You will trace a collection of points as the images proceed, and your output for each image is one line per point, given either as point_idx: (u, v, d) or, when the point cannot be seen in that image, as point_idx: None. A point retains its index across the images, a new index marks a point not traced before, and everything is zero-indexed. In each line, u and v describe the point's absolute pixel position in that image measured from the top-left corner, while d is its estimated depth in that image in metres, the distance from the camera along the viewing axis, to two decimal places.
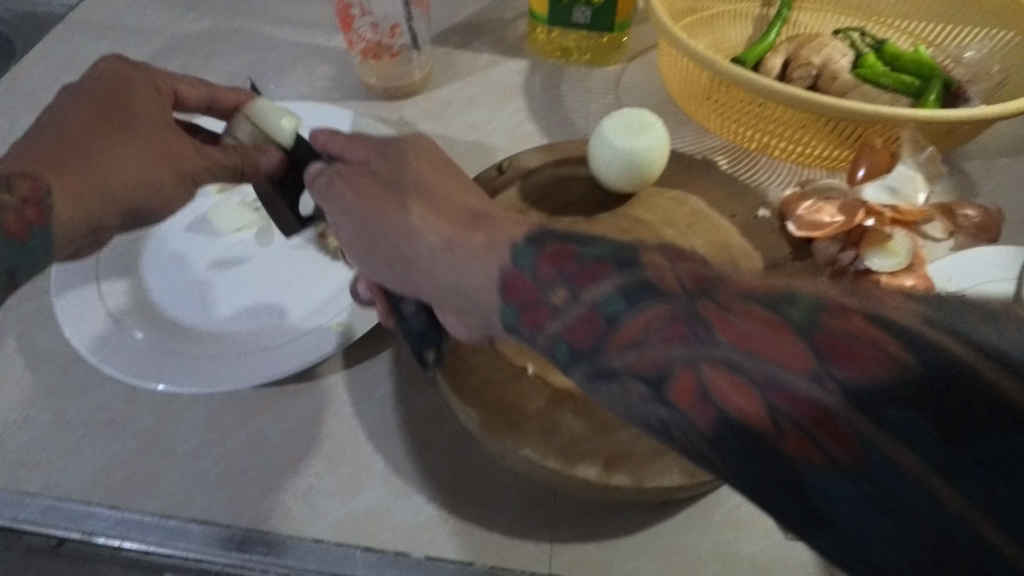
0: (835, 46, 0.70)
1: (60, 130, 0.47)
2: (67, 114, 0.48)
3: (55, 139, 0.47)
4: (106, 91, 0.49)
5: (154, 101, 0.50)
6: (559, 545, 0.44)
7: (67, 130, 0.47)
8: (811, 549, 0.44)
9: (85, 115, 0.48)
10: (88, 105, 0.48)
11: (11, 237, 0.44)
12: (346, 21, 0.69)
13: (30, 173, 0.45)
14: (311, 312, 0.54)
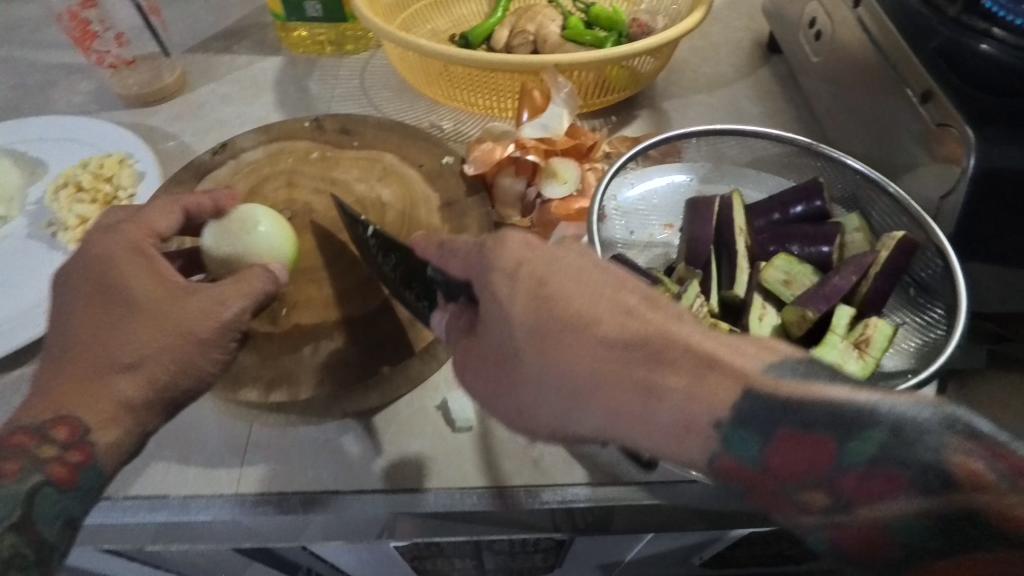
0: (545, 14, 0.79)
1: (60, 350, 0.44)
2: (54, 335, 0.45)
3: (61, 361, 0.43)
4: (89, 289, 0.45)
5: (143, 272, 0.45)
6: (251, 468, 0.49)
7: (71, 356, 0.43)
8: (474, 436, 0.51)
9: (150, 318, 0.43)
10: (81, 305, 0.44)
11: (57, 487, 0.41)
12: (83, 38, 0.73)
13: (51, 418, 0.41)
14: (35, 301, 0.58)
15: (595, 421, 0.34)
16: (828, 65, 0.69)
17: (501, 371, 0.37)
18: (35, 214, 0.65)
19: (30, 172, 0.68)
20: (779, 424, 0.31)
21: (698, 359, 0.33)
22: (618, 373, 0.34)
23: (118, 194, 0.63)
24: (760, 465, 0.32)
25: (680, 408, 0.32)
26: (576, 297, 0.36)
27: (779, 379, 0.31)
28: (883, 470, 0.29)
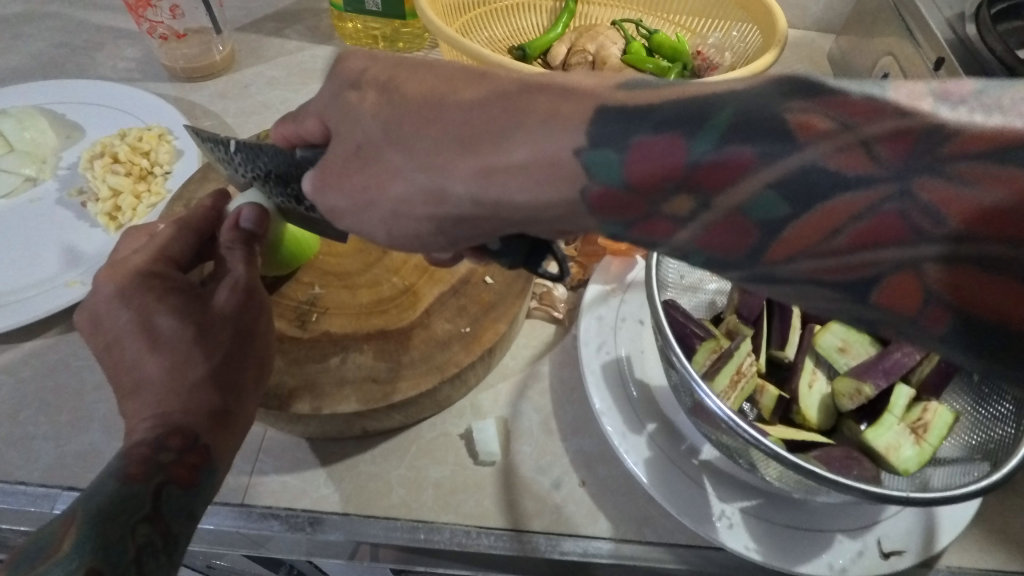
0: (607, 35, 0.76)
1: (137, 376, 0.41)
2: (117, 365, 0.42)
3: (147, 382, 0.41)
4: (134, 313, 0.42)
5: (173, 291, 0.44)
6: (261, 478, 0.47)
7: (154, 373, 0.41)
8: (496, 471, 0.48)
9: (208, 325, 0.43)
10: (133, 329, 0.42)
11: (180, 486, 0.38)
12: (135, 5, 0.71)
13: (164, 430, 0.39)
14: (58, 272, 0.56)
15: (467, 178, 0.30)
16: None
17: (363, 171, 0.33)
18: (67, 179, 0.63)
19: (67, 135, 0.66)
20: (633, 131, 0.26)
21: (554, 91, 0.29)
22: (481, 127, 0.29)
23: (154, 170, 0.61)
24: (624, 184, 0.27)
25: (533, 144, 0.28)
26: (422, 79, 0.33)
27: (630, 91, 0.28)
28: (734, 152, 0.24)
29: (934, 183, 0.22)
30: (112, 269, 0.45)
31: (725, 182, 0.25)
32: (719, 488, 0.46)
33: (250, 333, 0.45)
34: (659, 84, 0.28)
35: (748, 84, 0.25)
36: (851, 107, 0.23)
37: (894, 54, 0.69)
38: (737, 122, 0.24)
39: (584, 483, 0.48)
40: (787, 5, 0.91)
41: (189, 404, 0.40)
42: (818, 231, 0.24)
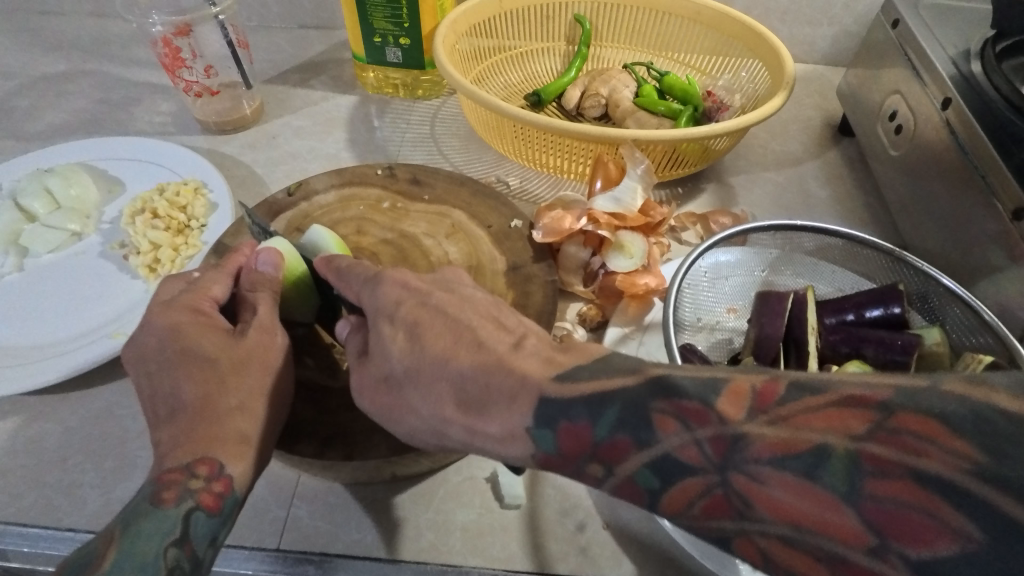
0: (619, 78, 0.79)
1: (171, 404, 0.43)
2: (155, 397, 0.44)
3: (179, 410, 0.43)
4: (175, 348, 0.45)
5: (211, 330, 0.46)
6: (295, 522, 0.49)
7: (188, 403, 0.43)
8: (521, 514, 0.49)
9: (239, 362, 0.45)
10: (173, 361, 0.44)
11: (207, 512, 0.40)
12: (172, 64, 0.75)
13: (194, 457, 0.41)
14: (102, 324, 0.59)
15: (458, 432, 0.37)
16: (907, 159, 0.68)
17: (388, 397, 0.40)
18: (109, 233, 0.67)
19: (108, 190, 0.70)
20: (564, 417, 0.33)
21: (522, 373, 0.35)
22: (477, 390, 0.36)
23: (190, 223, 0.64)
24: (558, 452, 0.33)
25: (508, 419, 0.35)
26: (438, 328, 0.39)
27: (564, 381, 0.34)
28: (620, 439, 0.31)
29: (744, 479, 0.27)
30: (164, 306, 0.48)
31: (617, 459, 0.31)
32: None
33: (276, 372, 0.46)
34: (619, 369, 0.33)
35: (640, 380, 0.32)
36: (690, 411, 0.29)
37: (901, 92, 0.69)
38: (629, 417, 0.31)
39: (607, 525, 0.49)
40: (795, 41, 0.93)
41: (214, 434, 0.42)
42: (682, 501, 0.29)
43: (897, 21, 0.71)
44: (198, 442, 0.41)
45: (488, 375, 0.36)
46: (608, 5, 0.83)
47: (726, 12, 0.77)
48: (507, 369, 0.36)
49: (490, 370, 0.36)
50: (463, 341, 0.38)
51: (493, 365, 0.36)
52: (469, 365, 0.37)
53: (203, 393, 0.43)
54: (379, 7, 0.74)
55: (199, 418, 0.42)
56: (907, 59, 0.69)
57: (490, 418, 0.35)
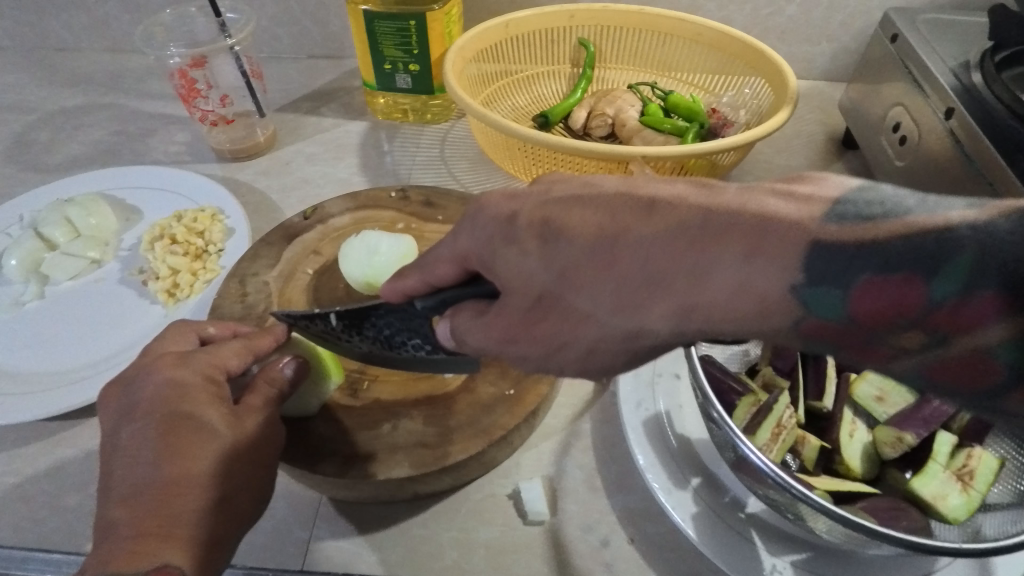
0: (624, 99, 0.80)
1: (139, 481, 0.39)
2: (118, 466, 0.41)
3: (146, 491, 0.39)
4: (167, 412, 0.42)
5: (213, 399, 0.44)
6: (318, 543, 0.49)
7: (161, 483, 0.39)
8: (545, 532, 0.49)
9: (234, 452, 0.42)
10: (158, 428, 0.41)
11: None
12: (188, 95, 0.77)
13: (144, 564, 0.36)
14: (122, 349, 0.60)
15: (665, 316, 0.29)
16: (912, 169, 0.69)
17: (550, 319, 0.34)
18: (128, 260, 0.68)
19: (126, 218, 0.72)
20: (859, 269, 0.25)
21: (751, 223, 0.27)
22: (667, 266, 0.28)
23: (208, 248, 0.66)
24: (846, 318, 0.26)
25: (740, 277, 0.27)
26: (587, 216, 0.32)
27: (847, 221, 0.26)
28: (978, 298, 0.24)
29: None
30: (173, 361, 0.46)
31: (962, 328, 0.24)
32: (768, 542, 0.47)
33: (267, 469, 0.44)
34: (878, 211, 0.26)
35: (986, 213, 0.24)
36: None
37: (903, 104, 0.70)
38: (980, 263, 0.23)
39: (631, 540, 0.49)
40: (795, 58, 0.95)
41: (167, 523, 0.38)
42: (972, 374, 0.25)
43: (895, 36, 0.73)
44: (141, 535, 0.37)
45: (671, 242, 0.29)
46: (611, 28, 0.85)
47: (728, 32, 0.79)
48: (719, 223, 0.28)
49: (671, 235, 0.29)
50: (621, 218, 0.30)
51: (690, 232, 0.28)
52: (647, 232, 0.29)
53: (148, 479, 0.39)
54: (389, 36, 0.76)
55: (141, 511, 0.38)
56: (908, 72, 0.70)
57: (725, 314, 0.28)
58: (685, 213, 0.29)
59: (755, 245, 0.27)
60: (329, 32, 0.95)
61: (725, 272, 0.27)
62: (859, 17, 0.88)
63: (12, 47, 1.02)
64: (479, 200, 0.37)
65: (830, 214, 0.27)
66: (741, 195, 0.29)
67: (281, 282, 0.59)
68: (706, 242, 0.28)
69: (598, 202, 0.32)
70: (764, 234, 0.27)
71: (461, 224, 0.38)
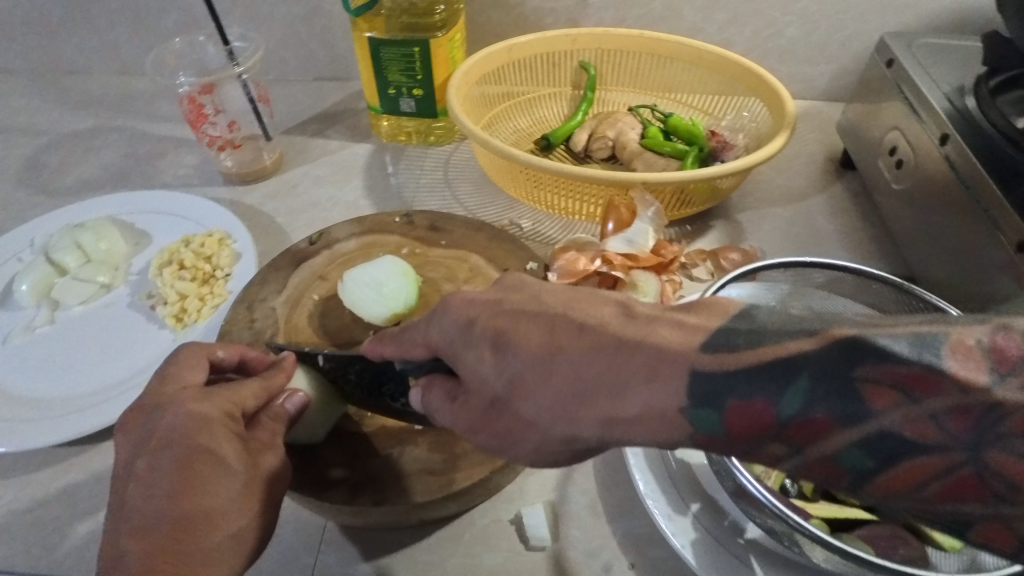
0: (625, 121, 0.82)
1: (153, 514, 0.40)
2: (131, 496, 0.42)
3: (159, 526, 0.40)
4: (185, 446, 0.43)
5: (230, 434, 0.45)
6: (324, 568, 0.49)
7: (175, 519, 0.40)
8: (549, 557, 0.50)
9: (247, 490, 0.43)
10: (174, 462, 0.42)
11: None
12: (197, 120, 0.78)
13: None
14: (133, 374, 0.61)
15: (591, 426, 0.32)
16: (910, 192, 0.70)
17: (501, 420, 0.36)
18: (137, 284, 0.69)
19: (136, 242, 0.73)
20: (728, 393, 0.29)
21: (652, 351, 0.31)
22: (591, 384, 0.31)
23: (216, 273, 0.67)
24: (724, 434, 0.29)
25: (646, 398, 0.30)
26: (529, 329, 0.35)
27: (718, 351, 0.30)
28: (818, 414, 0.27)
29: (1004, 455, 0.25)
30: (192, 392, 0.46)
31: (812, 438, 0.27)
32: (768, 568, 0.47)
33: (275, 507, 0.45)
34: (749, 336, 0.30)
35: (821, 340, 0.28)
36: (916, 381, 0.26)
37: (899, 127, 0.71)
38: (827, 386, 0.27)
39: (634, 565, 0.49)
40: (794, 79, 0.96)
41: (181, 561, 0.39)
42: (903, 481, 0.27)
43: (892, 60, 0.74)
44: (152, 571, 0.38)
45: (597, 364, 0.31)
46: (612, 51, 0.86)
47: (727, 56, 0.80)
48: (629, 347, 0.31)
49: (595, 355, 0.32)
50: (553, 337, 0.33)
51: (605, 356, 0.31)
52: (575, 354, 0.32)
53: (163, 515, 0.40)
54: (394, 62, 0.78)
55: (154, 547, 0.39)
56: (904, 96, 0.71)
57: (644, 428, 0.30)
58: (603, 339, 0.32)
59: (654, 370, 0.30)
60: (335, 55, 0.97)
61: (638, 391, 0.30)
62: (856, 39, 0.89)
63: (24, 69, 1.04)
64: (446, 298, 0.40)
65: (708, 342, 0.30)
66: (647, 320, 0.33)
67: (289, 307, 0.60)
68: (618, 367, 0.31)
69: (533, 316, 0.35)
70: (661, 362, 0.30)
71: (431, 317, 0.41)
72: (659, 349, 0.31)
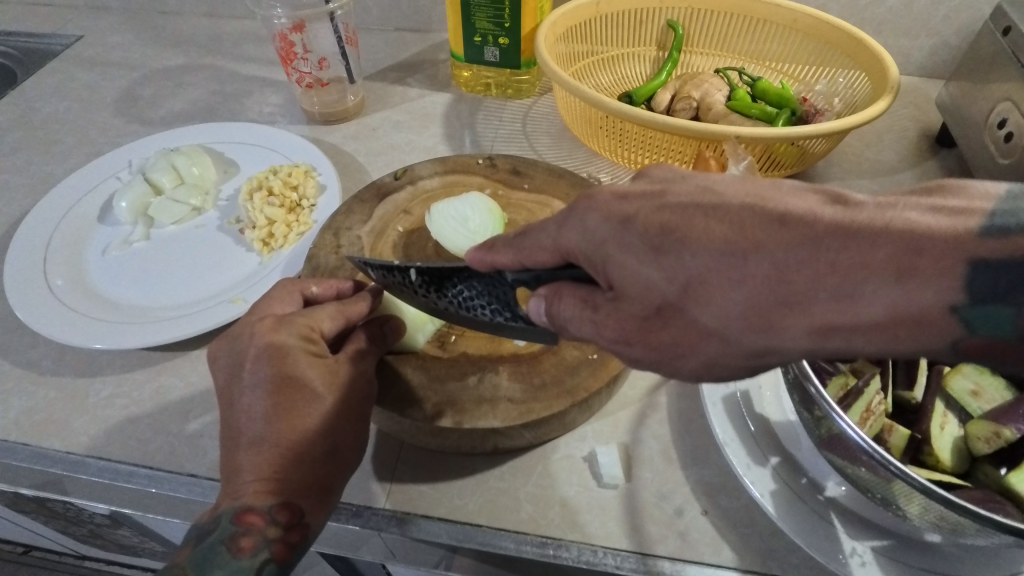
0: (712, 82, 0.79)
1: (253, 433, 0.42)
2: (237, 417, 0.43)
3: (263, 444, 0.42)
4: (275, 373, 0.44)
5: (313, 359, 0.45)
6: (398, 484, 0.51)
7: (275, 438, 0.42)
8: (619, 496, 0.50)
9: (337, 408, 0.44)
10: (267, 387, 0.43)
11: (279, 561, 0.42)
12: (287, 57, 0.80)
13: (271, 504, 0.41)
14: (220, 291, 0.63)
15: (798, 334, 0.29)
16: (1018, 167, 0.66)
17: (670, 329, 0.34)
18: (226, 210, 0.72)
19: (225, 171, 0.76)
20: (1020, 287, 0.25)
21: (900, 240, 0.27)
22: (810, 284, 0.28)
23: (302, 203, 0.68)
24: (1010, 331, 0.26)
25: (889, 300, 0.27)
26: (713, 227, 0.31)
27: (1005, 234, 0.26)
28: None
29: None
30: (272, 324, 0.46)
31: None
32: (849, 527, 0.46)
33: (364, 421, 0.46)
34: (1017, 220, 0.26)
35: None
36: None
37: (1011, 99, 0.67)
38: None
39: (706, 512, 0.49)
40: (890, 52, 0.92)
41: (290, 473, 0.41)
42: None
43: (1008, 28, 0.70)
44: (261, 481, 0.41)
45: (820, 257, 0.28)
46: (702, 11, 0.84)
47: (826, 19, 0.77)
48: (857, 237, 0.28)
49: (818, 247, 0.28)
50: (746, 233, 0.30)
51: (835, 247, 0.28)
52: (783, 250, 0.29)
53: (261, 434, 0.42)
54: (483, 8, 0.78)
55: (258, 460, 0.42)
56: (1019, 66, 0.67)
57: (884, 335, 0.27)
58: (816, 229, 0.29)
59: (898, 264, 0.27)
60: (417, 6, 0.97)
61: (875, 288, 0.27)
62: (964, 11, 0.84)
63: (120, 8, 1.08)
64: (590, 193, 0.37)
65: (987, 223, 0.26)
66: (875, 205, 0.29)
67: (373, 237, 0.61)
68: (853, 257, 0.27)
69: (711, 211, 0.32)
70: (910, 253, 0.27)
71: (567, 218, 0.37)
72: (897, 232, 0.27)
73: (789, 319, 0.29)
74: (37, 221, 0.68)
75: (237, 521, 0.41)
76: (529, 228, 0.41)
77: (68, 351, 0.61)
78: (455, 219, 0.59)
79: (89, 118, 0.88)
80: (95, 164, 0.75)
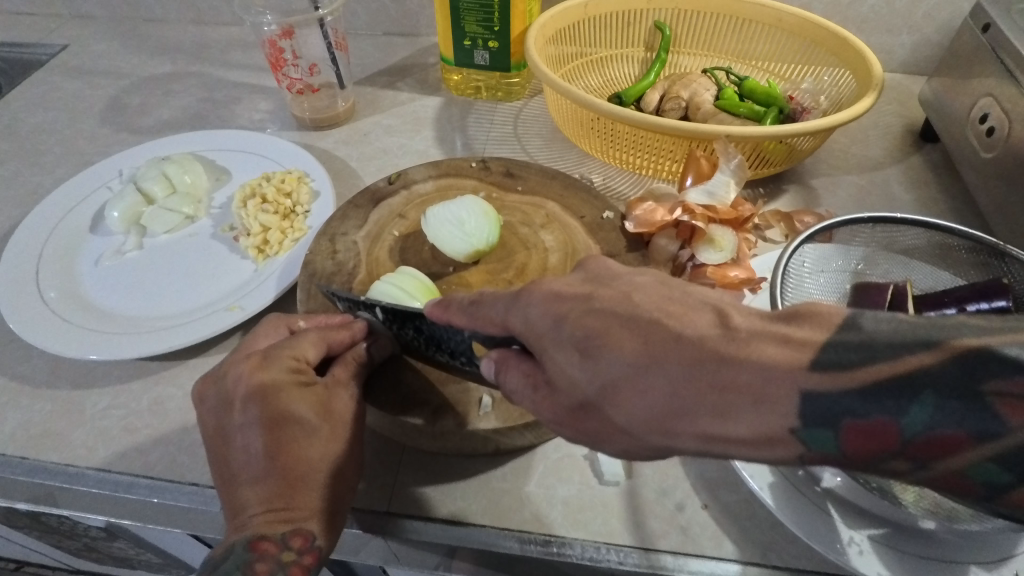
0: (700, 82, 0.80)
1: (255, 470, 0.42)
2: (235, 455, 0.43)
3: (267, 479, 0.42)
4: (269, 409, 0.44)
5: (306, 391, 0.46)
6: (401, 488, 0.51)
7: (279, 471, 0.42)
8: (620, 494, 0.50)
9: (336, 435, 0.45)
10: (262, 424, 0.43)
11: None
12: (277, 63, 0.80)
13: (284, 531, 0.41)
14: (216, 299, 0.63)
15: (688, 441, 0.31)
16: (1000, 161, 0.67)
17: (589, 420, 0.35)
18: (219, 218, 0.71)
19: (217, 178, 0.76)
20: (845, 415, 0.27)
21: (762, 371, 0.29)
22: (692, 403, 0.30)
23: (296, 209, 0.68)
24: (842, 453, 0.28)
25: (754, 423, 0.29)
26: (624, 334, 0.32)
27: (832, 368, 0.28)
28: (943, 432, 0.26)
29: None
30: (257, 362, 0.46)
31: (939, 454, 0.26)
32: (846, 516, 0.47)
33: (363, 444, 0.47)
34: (858, 352, 0.28)
35: (940, 354, 0.26)
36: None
37: (993, 94, 0.69)
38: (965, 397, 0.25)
39: (707, 506, 0.49)
40: (873, 49, 0.93)
41: (302, 502, 0.42)
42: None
43: (988, 25, 0.71)
44: (270, 512, 0.41)
45: (704, 377, 0.30)
46: (688, 12, 0.85)
47: (810, 17, 0.78)
48: (736, 361, 0.29)
49: (703, 367, 0.30)
50: (648, 347, 0.31)
51: (715, 374, 0.29)
52: (675, 367, 0.30)
53: (264, 469, 0.42)
54: (473, 12, 0.78)
55: (265, 493, 0.42)
56: (1000, 63, 0.68)
57: (765, 448, 0.29)
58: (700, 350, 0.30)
59: (765, 391, 0.29)
60: (406, 10, 0.97)
61: (751, 408, 0.29)
62: (945, 8, 0.86)
63: (105, 16, 1.07)
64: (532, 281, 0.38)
65: (826, 356, 0.28)
66: (749, 330, 0.30)
67: (369, 242, 0.62)
68: (734, 382, 0.29)
69: (620, 313, 0.33)
70: (770, 381, 0.29)
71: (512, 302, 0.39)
72: (767, 361, 0.29)
73: (680, 430, 0.31)
74: (27, 234, 0.67)
75: (252, 548, 0.41)
76: (482, 298, 0.42)
77: (63, 363, 0.60)
78: (451, 221, 0.59)
79: (77, 127, 0.87)
80: (85, 173, 0.75)
